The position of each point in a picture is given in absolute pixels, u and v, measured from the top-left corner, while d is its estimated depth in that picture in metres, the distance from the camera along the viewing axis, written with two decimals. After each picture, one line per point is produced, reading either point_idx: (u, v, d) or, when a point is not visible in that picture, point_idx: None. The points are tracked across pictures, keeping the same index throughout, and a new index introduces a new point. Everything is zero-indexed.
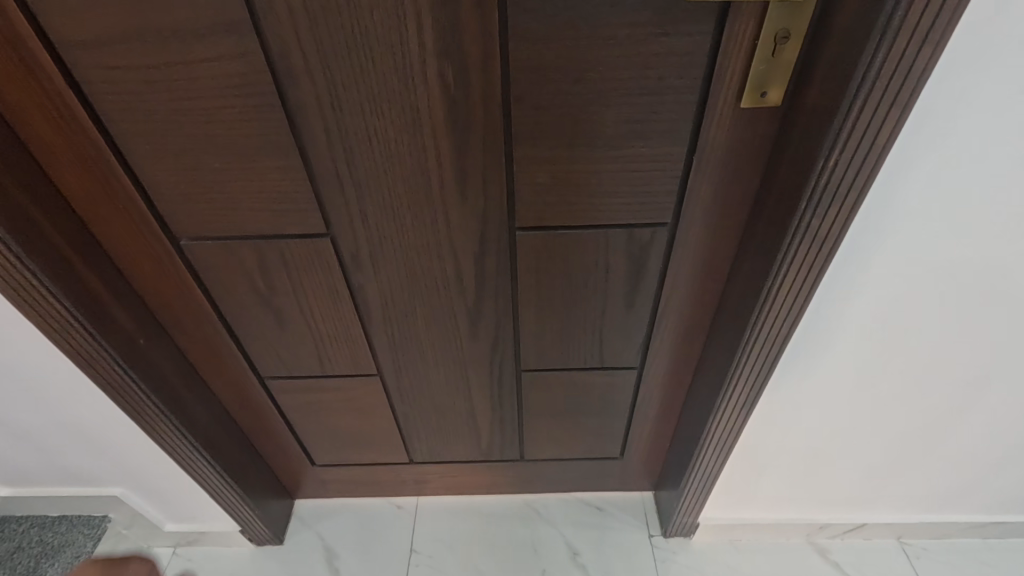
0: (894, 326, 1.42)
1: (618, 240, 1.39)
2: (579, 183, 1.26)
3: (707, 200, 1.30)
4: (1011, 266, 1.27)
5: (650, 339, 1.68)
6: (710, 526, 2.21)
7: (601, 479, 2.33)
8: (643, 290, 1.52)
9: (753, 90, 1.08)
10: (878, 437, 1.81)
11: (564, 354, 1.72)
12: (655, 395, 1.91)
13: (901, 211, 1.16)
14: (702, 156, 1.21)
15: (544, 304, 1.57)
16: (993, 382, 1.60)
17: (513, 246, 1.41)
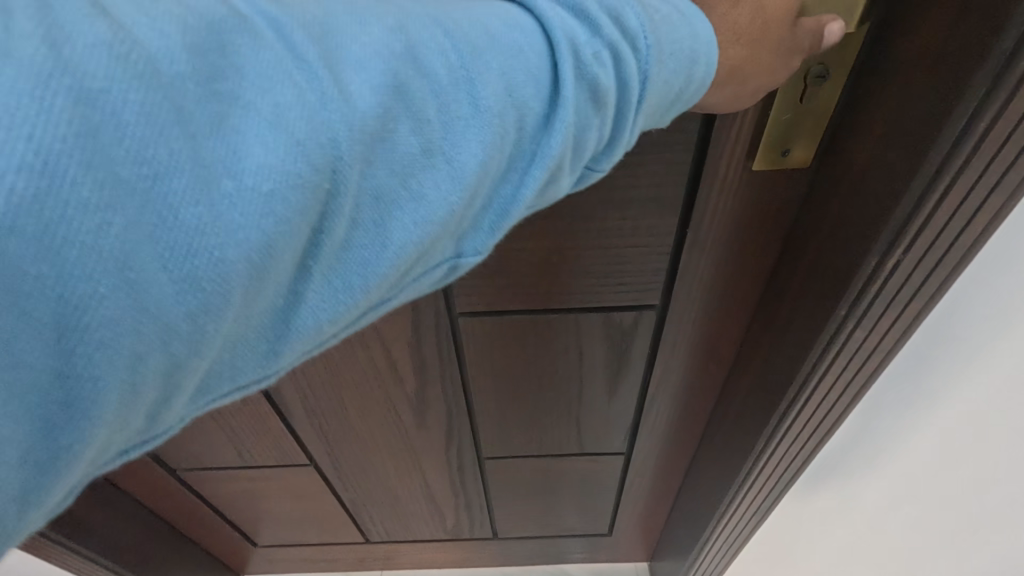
0: None
1: (591, 325, 1.08)
2: (535, 262, 0.95)
3: (707, 278, 0.99)
4: None
5: (638, 425, 1.37)
6: None
7: (590, 553, 2.03)
8: (627, 377, 1.21)
9: (771, 149, 0.78)
10: None
11: (534, 442, 1.42)
12: (647, 476, 1.60)
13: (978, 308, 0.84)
14: (699, 229, 0.89)
15: (504, 393, 1.26)
16: None
17: (456, 335, 1.10)
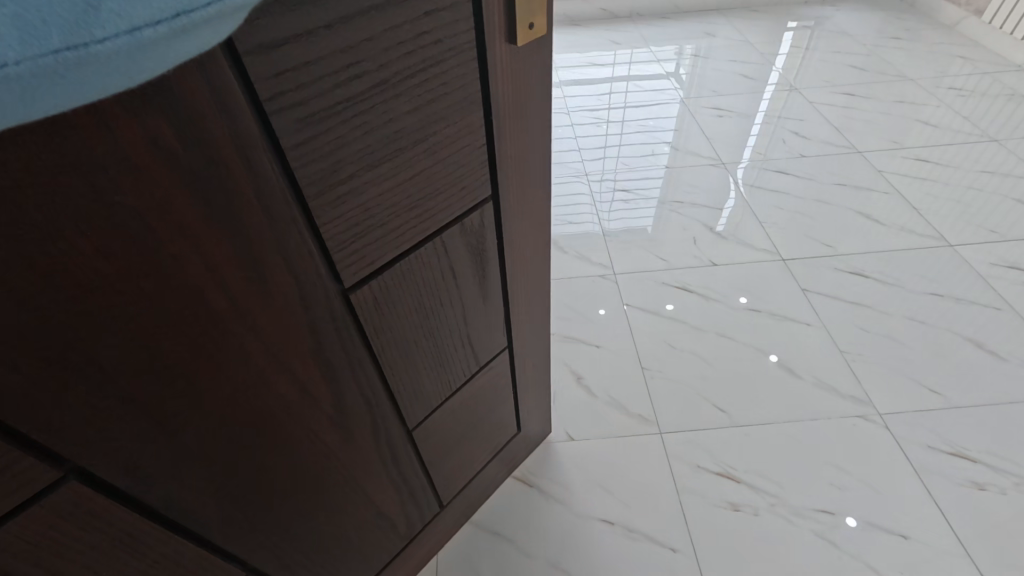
0: (799, 280, 1.25)
1: (475, 256, 0.66)
2: (401, 226, 0.54)
3: (526, 153, 0.62)
4: (816, 220, 1.38)
5: (526, 319, 0.82)
6: (738, 354, 1.11)
7: (524, 441, 0.96)
8: (522, 276, 0.76)
9: (520, 51, 0.53)
10: (823, 217, 1.40)
11: (457, 342, 0.72)
12: (537, 360, 0.89)
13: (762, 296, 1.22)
14: (534, 144, 0.62)
15: (402, 339, 0.63)
16: (841, 167, 1.55)
17: (371, 324, 0.57)
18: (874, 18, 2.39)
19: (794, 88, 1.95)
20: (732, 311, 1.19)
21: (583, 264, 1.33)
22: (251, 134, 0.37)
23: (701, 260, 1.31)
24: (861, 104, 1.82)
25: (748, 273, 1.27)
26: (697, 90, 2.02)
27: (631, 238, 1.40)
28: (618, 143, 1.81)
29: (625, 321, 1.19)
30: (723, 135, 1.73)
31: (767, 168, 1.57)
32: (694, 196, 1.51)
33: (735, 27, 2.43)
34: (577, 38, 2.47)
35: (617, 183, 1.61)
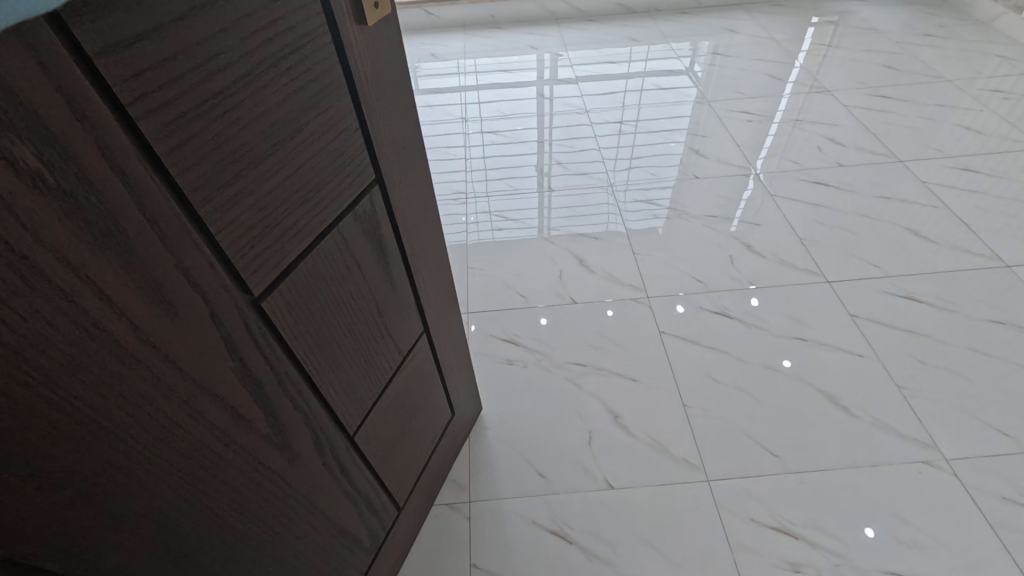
0: (845, 303, 1.16)
1: (375, 243, 0.62)
2: (298, 224, 0.50)
3: (397, 133, 0.61)
4: (860, 236, 1.30)
5: (434, 300, 0.80)
6: (785, 388, 1.03)
7: (454, 433, 0.94)
8: (421, 257, 0.74)
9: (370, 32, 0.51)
10: (866, 232, 1.31)
11: (377, 334, 0.67)
12: (450, 345, 0.88)
13: (806, 323, 1.13)
14: (400, 123, 0.61)
15: (326, 339, 0.58)
16: (881, 176, 1.46)
17: (289, 332, 0.52)
18: (904, 13, 2.28)
19: (825, 89, 1.85)
20: (775, 339, 1.11)
21: (613, 285, 1.24)
22: (117, 137, 0.32)
23: (739, 281, 1.23)
24: (897, 108, 1.72)
25: (789, 295, 1.19)
26: (722, 91, 1.92)
27: (662, 255, 1.31)
28: (638, 148, 1.72)
29: (662, 352, 1.10)
30: (754, 142, 1.64)
31: (802, 178, 1.48)
32: (726, 208, 1.42)
33: (758, 24, 2.32)
34: (592, 35, 2.36)
35: (643, 193, 1.52)
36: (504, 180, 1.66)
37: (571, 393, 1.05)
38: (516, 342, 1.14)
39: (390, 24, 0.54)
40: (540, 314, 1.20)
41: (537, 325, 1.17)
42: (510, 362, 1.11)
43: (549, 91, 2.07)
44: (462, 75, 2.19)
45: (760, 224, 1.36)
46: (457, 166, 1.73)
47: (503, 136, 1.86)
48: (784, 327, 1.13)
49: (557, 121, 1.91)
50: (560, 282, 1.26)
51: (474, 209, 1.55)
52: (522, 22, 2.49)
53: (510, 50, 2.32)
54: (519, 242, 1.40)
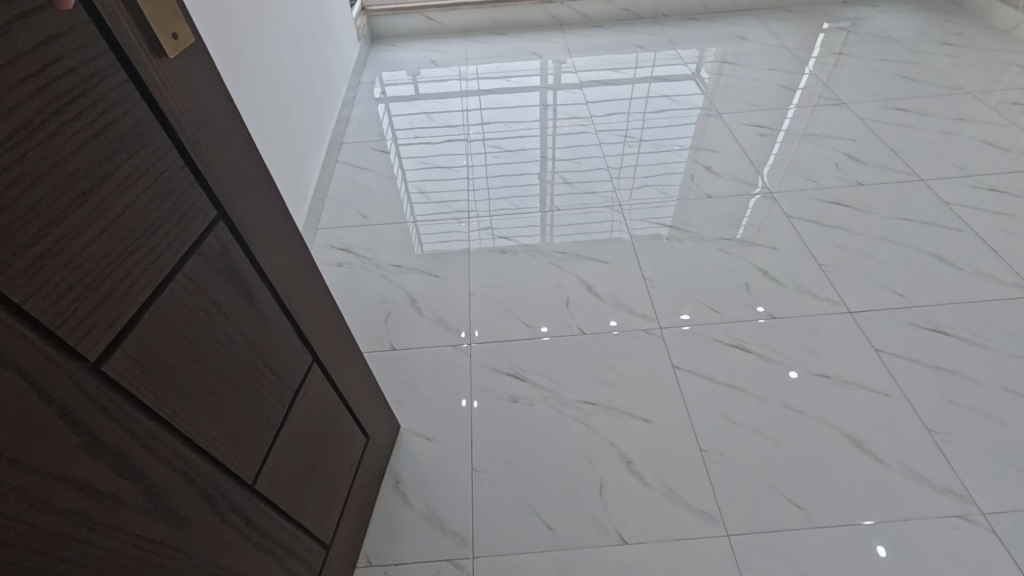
0: (868, 335, 1.11)
1: (232, 281, 0.59)
2: (129, 276, 0.46)
3: (233, 165, 0.58)
4: (882, 262, 1.24)
5: (320, 327, 0.78)
6: (807, 428, 0.97)
7: (370, 460, 0.92)
8: (293, 286, 0.71)
9: (174, 70, 0.49)
10: (888, 257, 1.25)
11: (257, 374, 0.64)
12: (347, 369, 0.85)
13: (827, 356, 1.07)
14: (236, 153, 0.59)
15: (194, 389, 0.54)
16: (901, 196, 1.40)
17: (144, 390, 0.48)
18: (920, 20, 2.21)
19: (839, 101, 1.79)
20: (795, 376, 1.05)
21: (623, 315, 1.18)
22: None
23: (755, 312, 1.17)
24: (917, 122, 1.66)
25: (807, 326, 1.13)
26: (733, 102, 1.85)
27: (674, 282, 1.25)
28: (644, 163, 1.65)
29: (677, 389, 1.04)
30: (768, 158, 1.57)
31: (820, 198, 1.42)
32: (741, 230, 1.35)
33: (769, 31, 2.25)
34: (599, 42, 2.29)
35: (652, 212, 1.45)
36: (506, 195, 1.57)
37: (579, 436, 0.99)
38: (521, 377, 1.08)
39: (195, 54, 0.52)
40: (546, 345, 1.13)
41: (543, 357, 1.11)
42: (514, 399, 1.05)
43: (552, 101, 1.99)
44: (464, 83, 2.11)
45: (777, 246, 1.30)
46: (458, 179, 1.65)
47: (504, 148, 1.78)
48: (804, 362, 1.07)
49: (561, 132, 1.83)
50: (568, 311, 1.20)
51: (476, 226, 1.46)
52: (525, 28, 2.42)
53: (514, 57, 2.25)
54: (525, 263, 1.33)
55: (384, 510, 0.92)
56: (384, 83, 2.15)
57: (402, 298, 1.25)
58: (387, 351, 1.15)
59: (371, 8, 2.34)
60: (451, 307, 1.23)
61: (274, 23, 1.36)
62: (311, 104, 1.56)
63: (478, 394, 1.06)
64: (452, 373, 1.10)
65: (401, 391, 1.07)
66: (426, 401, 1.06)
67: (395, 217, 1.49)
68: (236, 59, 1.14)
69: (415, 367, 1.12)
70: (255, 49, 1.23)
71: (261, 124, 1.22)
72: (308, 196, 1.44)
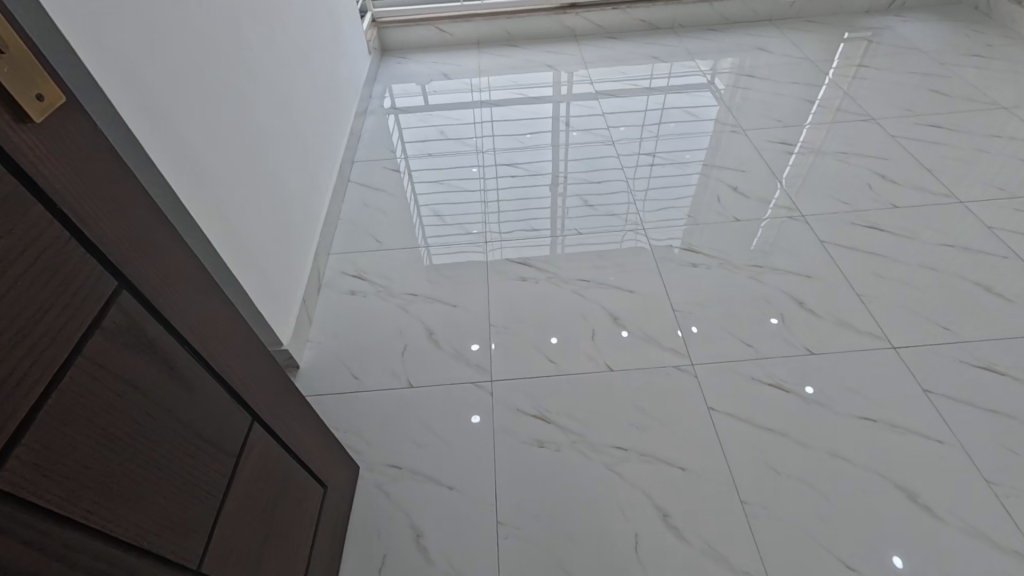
0: (915, 373, 1.04)
1: (148, 356, 0.48)
2: (16, 370, 0.36)
3: (138, 219, 0.48)
4: (925, 294, 1.18)
5: (266, 381, 0.68)
6: (855, 478, 0.91)
7: (329, 506, 0.84)
8: (226, 346, 0.59)
9: (43, 140, 0.38)
10: (931, 288, 1.19)
11: (191, 456, 0.53)
12: (297, 421, 0.76)
13: (873, 397, 1.01)
14: (133, 211, 0.47)
15: (118, 488, 0.44)
16: (940, 221, 1.34)
17: (52, 502, 0.38)
18: (945, 30, 2.15)
19: (868, 117, 1.72)
20: (839, 420, 0.98)
21: (653, 351, 1.12)
22: None
23: (793, 348, 1.10)
24: (951, 140, 1.59)
25: (850, 363, 1.07)
26: (757, 118, 1.79)
27: (704, 313, 1.19)
28: (665, 182, 1.57)
29: (713, 435, 0.98)
30: (797, 178, 1.51)
31: (855, 222, 1.35)
32: (775, 257, 1.29)
33: (790, 42, 2.19)
34: (615, 53, 2.24)
35: (678, 236, 1.38)
36: (521, 216, 1.50)
37: (612, 486, 0.93)
38: (548, 420, 1.02)
39: (70, 107, 0.41)
40: (573, 384, 1.07)
41: (569, 398, 1.05)
42: (541, 444, 0.99)
43: (565, 115, 1.92)
44: (475, 97, 2.05)
45: (813, 275, 1.24)
46: (471, 200, 1.58)
47: (517, 166, 1.70)
48: (848, 403, 1.01)
49: (575, 149, 1.75)
50: (594, 345, 1.14)
51: (492, 251, 1.40)
52: (538, 38, 2.36)
53: (527, 68, 2.19)
54: (546, 291, 1.26)
55: (404, 567, 0.86)
56: (395, 96, 2.09)
57: (419, 330, 1.20)
58: (404, 388, 1.09)
59: (381, 19, 2.29)
60: (470, 340, 1.17)
61: (284, 40, 1.29)
62: (322, 123, 1.50)
63: (502, 438, 1.00)
64: (473, 414, 1.04)
65: (421, 434, 1.02)
66: (447, 446, 1.00)
67: (409, 241, 1.43)
68: (247, 84, 1.08)
69: (435, 407, 1.06)
70: (265, 69, 1.16)
71: (273, 149, 1.16)
72: (320, 220, 1.38)
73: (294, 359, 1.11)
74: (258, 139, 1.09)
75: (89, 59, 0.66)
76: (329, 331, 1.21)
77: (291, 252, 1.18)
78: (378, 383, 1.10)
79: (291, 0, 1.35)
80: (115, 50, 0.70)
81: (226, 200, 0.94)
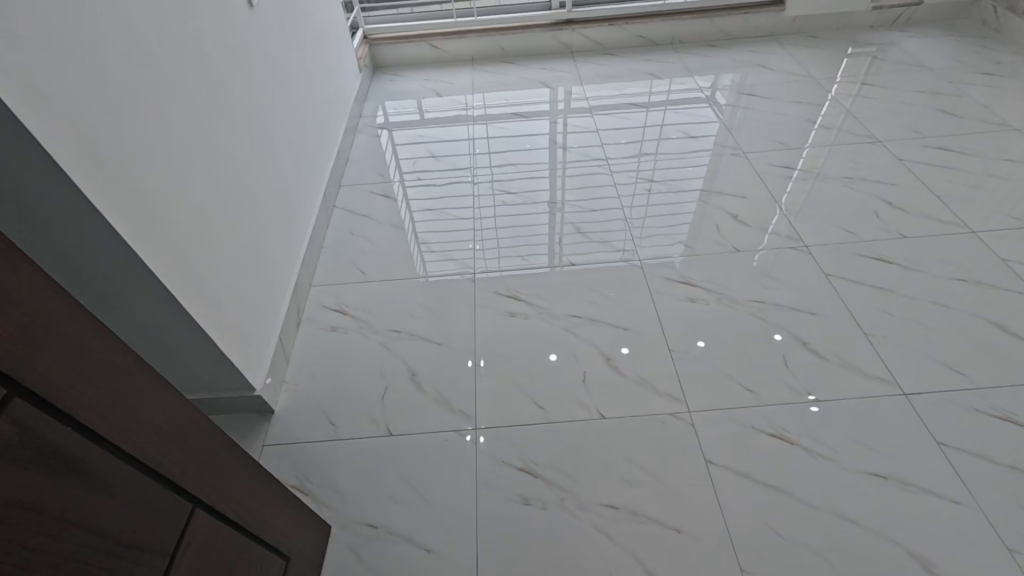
0: (927, 423, 0.97)
1: (47, 466, 0.43)
2: None
3: (32, 313, 0.43)
4: (937, 334, 1.11)
5: (207, 458, 0.63)
6: (864, 544, 0.84)
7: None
8: (151, 430, 0.55)
9: None
10: (944, 327, 1.12)
11: (107, 564, 0.47)
12: (249, 495, 0.70)
13: (881, 451, 0.94)
14: (28, 300, 0.43)
15: None
16: (952, 253, 1.27)
17: None
18: (953, 47, 2.09)
19: (874, 139, 1.66)
20: (845, 477, 0.92)
21: (648, 395, 1.06)
22: None
23: (797, 394, 1.04)
24: (962, 164, 1.53)
25: (856, 411, 1.00)
26: (757, 139, 1.73)
27: (702, 354, 1.12)
28: (663, 208, 1.51)
29: (711, 492, 0.92)
30: (801, 206, 1.44)
31: (861, 253, 1.29)
32: (777, 292, 1.23)
33: (792, 58, 2.14)
34: (613, 70, 2.19)
35: (674, 268, 1.32)
36: (513, 247, 1.44)
37: (601, 549, 0.86)
38: (533, 472, 0.96)
39: None
40: (562, 433, 1.01)
41: (557, 448, 0.99)
42: (526, 501, 0.92)
43: (561, 138, 1.86)
44: (470, 116, 2.00)
45: (818, 311, 1.17)
46: (463, 227, 1.52)
47: (512, 193, 1.64)
48: (854, 457, 0.94)
49: (571, 173, 1.70)
50: (585, 389, 1.08)
51: (481, 283, 1.33)
52: (534, 55, 2.31)
53: (521, 86, 2.14)
54: (535, 328, 1.20)
55: None
56: (388, 115, 2.05)
57: (402, 371, 1.14)
58: (383, 436, 1.03)
59: (373, 36, 2.25)
60: (453, 384, 1.11)
61: (263, 66, 1.24)
62: (306, 150, 1.45)
63: (484, 493, 0.94)
64: (454, 466, 0.98)
65: (399, 488, 0.96)
66: (426, 501, 0.94)
67: (395, 271, 1.38)
68: (219, 116, 1.03)
69: (413, 457, 1.00)
70: (241, 102, 1.12)
71: (248, 186, 1.11)
72: (301, 252, 1.32)
73: (268, 404, 1.07)
74: (231, 175, 1.05)
75: (26, 111, 0.61)
76: (307, 371, 1.15)
77: (265, 290, 1.12)
78: (356, 430, 1.04)
79: (270, 23, 1.30)
80: (58, 97, 0.66)
81: (188, 244, 0.89)
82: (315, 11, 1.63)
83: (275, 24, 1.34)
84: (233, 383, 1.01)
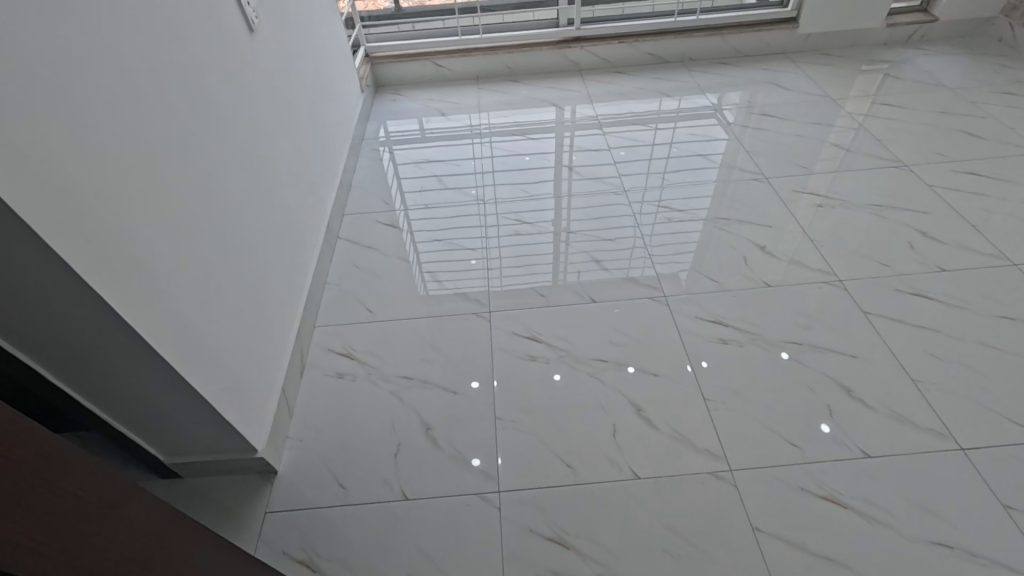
0: (988, 484, 0.91)
1: None
2: None
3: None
4: (989, 379, 1.04)
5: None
6: None
7: None
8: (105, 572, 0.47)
9: None
10: (995, 371, 1.05)
11: None
12: None
13: (941, 517, 0.88)
14: None
15: None
16: (995, 287, 1.20)
17: None
18: (969, 64, 2.04)
19: (899, 163, 1.60)
20: (905, 547, 0.85)
21: (683, 451, 0.98)
22: None
23: (846, 450, 0.97)
24: (994, 190, 1.47)
25: (909, 470, 0.94)
26: (777, 162, 1.67)
27: (740, 404, 1.05)
28: (684, 236, 1.43)
29: (760, 566, 0.85)
30: (829, 236, 1.38)
31: (899, 288, 1.22)
32: (812, 332, 1.16)
33: (805, 76, 2.08)
34: (622, 88, 2.13)
35: (701, 305, 1.24)
36: (527, 279, 1.36)
37: None
38: (565, 544, 0.88)
39: None
40: (593, 497, 0.93)
41: (589, 515, 0.91)
42: None
43: (571, 159, 1.78)
44: (475, 137, 1.92)
45: (858, 355, 1.11)
46: (472, 257, 1.44)
47: (520, 220, 1.55)
48: (912, 524, 0.87)
49: (584, 197, 1.62)
50: (615, 445, 1.00)
51: (496, 322, 1.25)
52: (539, 72, 2.25)
53: (528, 105, 2.07)
54: (558, 374, 1.12)
55: None
56: (390, 136, 1.97)
57: (415, 424, 1.05)
58: (399, 501, 0.95)
59: (375, 54, 2.18)
60: (473, 438, 1.03)
61: (263, 93, 1.16)
62: (308, 179, 1.37)
63: (512, 569, 0.86)
64: (478, 536, 0.90)
65: (420, 563, 0.88)
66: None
67: (404, 309, 1.29)
68: (215, 152, 0.94)
69: (432, 526, 0.92)
70: (240, 134, 1.04)
71: (249, 225, 1.03)
72: (304, 290, 1.24)
73: (271, 465, 0.98)
74: (229, 216, 0.96)
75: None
76: (314, 425, 1.07)
77: (266, 337, 1.04)
78: (368, 493, 0.96)
79: (270, 47, 1.22)
80: (35, 157, 0.58)
81: (183, 301, 0.81)
82: (316, 31, 1.55)
83: (275, 46, 1.25)
84: (232, 446, 0.93)
